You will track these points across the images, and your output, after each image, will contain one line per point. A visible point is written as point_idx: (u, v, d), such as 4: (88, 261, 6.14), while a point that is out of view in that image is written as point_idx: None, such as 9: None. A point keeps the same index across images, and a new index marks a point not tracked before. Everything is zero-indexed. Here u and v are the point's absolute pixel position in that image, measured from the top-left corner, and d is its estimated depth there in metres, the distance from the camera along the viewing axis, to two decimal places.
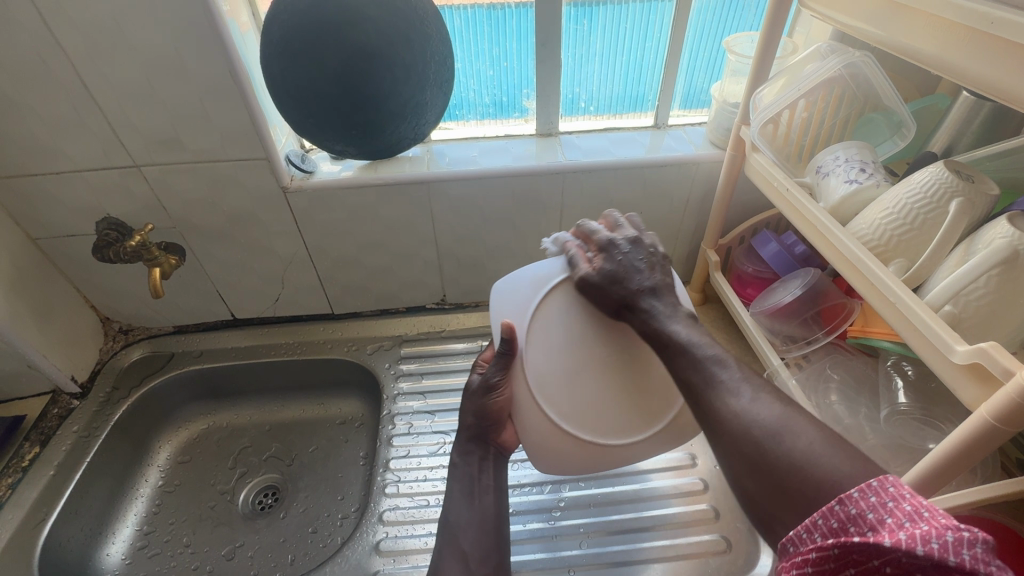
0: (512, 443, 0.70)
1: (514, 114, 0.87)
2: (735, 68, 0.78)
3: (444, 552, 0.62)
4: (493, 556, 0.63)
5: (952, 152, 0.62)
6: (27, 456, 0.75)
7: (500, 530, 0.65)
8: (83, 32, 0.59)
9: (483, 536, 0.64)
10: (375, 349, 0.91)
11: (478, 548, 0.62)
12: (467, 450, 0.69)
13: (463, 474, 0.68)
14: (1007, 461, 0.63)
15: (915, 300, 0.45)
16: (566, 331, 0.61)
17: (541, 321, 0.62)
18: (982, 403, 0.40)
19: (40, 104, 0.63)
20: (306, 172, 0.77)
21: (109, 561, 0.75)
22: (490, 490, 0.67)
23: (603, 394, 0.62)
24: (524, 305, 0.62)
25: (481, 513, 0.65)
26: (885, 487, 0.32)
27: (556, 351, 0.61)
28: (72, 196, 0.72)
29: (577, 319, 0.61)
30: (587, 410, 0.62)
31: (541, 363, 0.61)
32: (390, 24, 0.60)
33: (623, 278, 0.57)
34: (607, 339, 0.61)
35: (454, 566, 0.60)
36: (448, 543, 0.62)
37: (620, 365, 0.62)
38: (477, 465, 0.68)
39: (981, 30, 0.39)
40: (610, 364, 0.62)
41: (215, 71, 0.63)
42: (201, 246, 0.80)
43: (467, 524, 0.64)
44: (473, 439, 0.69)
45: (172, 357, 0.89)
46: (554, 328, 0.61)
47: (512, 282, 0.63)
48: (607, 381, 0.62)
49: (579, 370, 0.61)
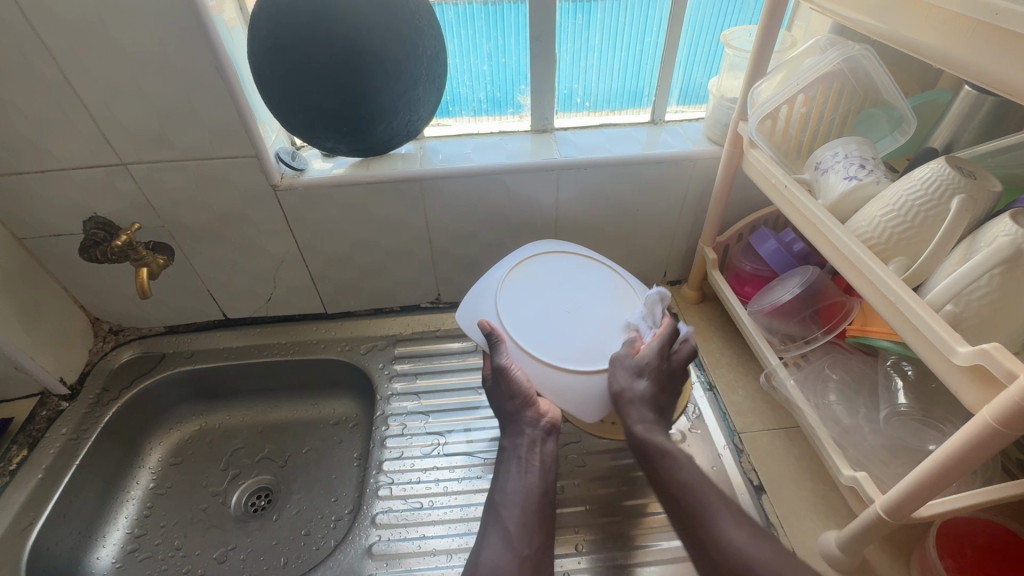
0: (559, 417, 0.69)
1: (508, 111, 0.85)
2: (733, 63, 0.76)
3: (488, 531, 0.61)
4: (538, 536, 0.60)
5: (953, 147, 0.61)
6: (15, 459, 0.74)
7: (546, 508, 0.63)
8: (65, 27, 0.57)
9: (527, 515, 0.61)
10: (369, 348, 0.90)
11: (520, 527, 0.60)
12: (514, 432, 0.67)
13: (511, 456, 0.66)
14: (1009, 462, 0.62)
15: (915, 299, 0.44)
16: (528, 310, 0.69)
17: (509, 312, 0.68)
18: (985, 406, 0.39)
19: (23, 102, 0.62)
20: (296, 170, 0.75)
21: (99, 565, 0.74)
22: (536, 470, 0.65)
23: (591, 332, 0.68)
24: (486, 314, 0.69)
25: (528, 491, 0.63)
26: None
27: (534, 327, 0.67)
28: (58, 195, 0.71)
29: (529, 302, 0.70)
30: (586, 349, 0.67)
31: (526, 339, 0.66)
32: (381, 21, 0.59)
33: (638, 379, 0.64)
34: (562, 302, 0.70)
35: (497, 545, 0.59)
36: (493, 523, 0.62)
37: (583, 309, 0.70)
38: (523, 446, 0.66)
39: (984, 21, 0.38)
40: (575, 313, 0.70)
41: (201, 67, 0.62)
42: (191, 246, 0.79)
43: (511, 501, 0.63)
44: (519, 419, 0.68)
45: (164, 357, 0.88)
46: (519, 313, 0.68)
47: (470, 306, 0.70)
48: (587, 322, 0.69)
49: (560, 330, 0.68)
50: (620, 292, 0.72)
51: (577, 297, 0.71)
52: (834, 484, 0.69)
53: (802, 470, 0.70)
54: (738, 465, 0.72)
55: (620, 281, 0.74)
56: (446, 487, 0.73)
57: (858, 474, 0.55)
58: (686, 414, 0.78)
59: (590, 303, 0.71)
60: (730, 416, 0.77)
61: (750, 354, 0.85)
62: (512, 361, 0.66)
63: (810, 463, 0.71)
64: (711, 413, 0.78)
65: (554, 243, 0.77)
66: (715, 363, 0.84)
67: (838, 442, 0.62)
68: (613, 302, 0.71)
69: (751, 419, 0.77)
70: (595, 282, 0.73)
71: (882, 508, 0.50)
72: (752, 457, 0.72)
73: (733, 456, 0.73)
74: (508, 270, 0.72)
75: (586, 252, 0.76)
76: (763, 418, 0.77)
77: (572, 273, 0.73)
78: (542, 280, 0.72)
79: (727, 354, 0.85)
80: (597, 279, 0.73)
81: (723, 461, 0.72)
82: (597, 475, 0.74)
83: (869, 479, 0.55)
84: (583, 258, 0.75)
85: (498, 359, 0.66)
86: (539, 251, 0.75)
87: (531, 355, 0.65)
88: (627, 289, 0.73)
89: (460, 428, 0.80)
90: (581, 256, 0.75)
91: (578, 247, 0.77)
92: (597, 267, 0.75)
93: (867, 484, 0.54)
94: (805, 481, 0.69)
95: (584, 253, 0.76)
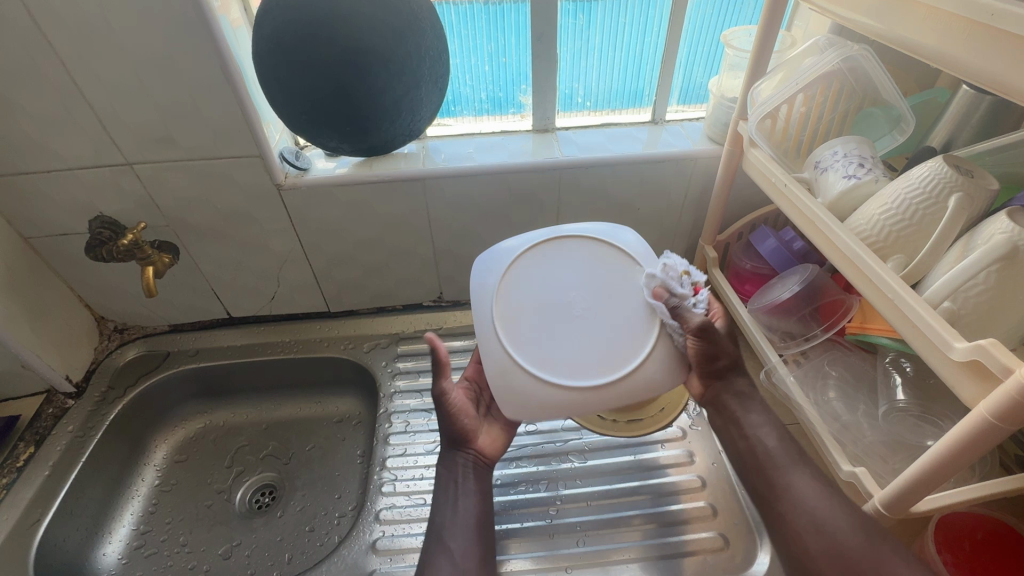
0: (494, 451, 0.69)
1: (509, 110, 0.86)
2: (733, 62, 0.77)
3: (431, 553, 0.59)
4: (478, 558, 0.59)
5: (951, 146, 0.62)
6: (22, 456, 0.75)
7: (484, 533, 0.62)
8: (73, 29, 0.58)
9: (467, 538, 0.60)
10: (372, 347, 0.90)
11: (464, 549, 0.59)
12: (449, 457, 0.66)
13: (446, 481, 0.65)
14: (1006, 457, 0.63)
15: (913, 296, 0.45)
16: (555, 348, 0.60)
17: (545, 366, 0.59)
18: (981, 401, 0.39)
19: (30, 103, 0.63)
20: (299, 170, 0.76)
21: (105, 561, 0.74)
22: (473, 494, 0.64)
23: (608, 321, 0.62)
24: (535, 396, 0.58)
25: (467, 515, 0.62)
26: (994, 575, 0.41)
27: (575, 360, 0.60)
28: (65, 195, 0.72)
29: (548, 345, 0.60)
30: (616, 332, 0.61)
31: (582, 374, 0.59)
32: (385, 21, 0.60)
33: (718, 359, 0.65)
34: (565, 316, 0.62)
35: (442, 566, 0.57)
36: (436, 545, 0.59)
37: (581, 304, 0.62)
38: (459, 470, 0.65)
39: (981, 22, 0.39)
40: (582, 316, 0.62)
41: (207, 69, 0.63)
42: (195, 245, 0.80)
43: (452, 523, 0.61)
44: (452, 445, 0.67)
45: (168, 356, 0.88)
46: (551, 358, 0.60)
47: (502, 396, 0.59)
48: (599, 307, 0.62)
49: (590, 344, 0.61)
50: (591, 247, 0.66)
51: (569, 299, 0.63)
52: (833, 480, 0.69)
53: None
54: None
55: (580, 240, 0.66)
56: None
57: (857, 469, 0.56)
58: (686, 411, 0.80)
59: (585, 297, 0.63)
60: None
61: (751, 352, 0.85)
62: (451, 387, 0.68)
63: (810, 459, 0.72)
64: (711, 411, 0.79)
65: (484, 259, 0.66)
66: None
67: (838, 438, 0.63)
68: (596, 267, 0.65)
69: None
70: (562, 270, 0.64)
71: (880, 502, 0.51)
72: None
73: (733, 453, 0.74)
74: (501, 332, 0.60)
75: (524, 244, 0.66)
76: None
77: (539, 279, 0.64)
78: (531, 311, 0.62)
79: None
80: (556, 255, 0.65)
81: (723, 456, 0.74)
82: (599, 470, 0.75)
83: (869, 474, 0.56)
84: (528, 250, 0.65)
85: (439, 385, 0.67)
86: (491, 281, 0.64)
87: (598, 378, 0.59)
88: (595, 244, 0.66)
89: None
90: (529, 245, 0.65)
91: (513, 243, 0.66)
92: (545, 248, 0.66)
93: (866, 479, 0.55)
94: None
95: (520, 248, 0.65)
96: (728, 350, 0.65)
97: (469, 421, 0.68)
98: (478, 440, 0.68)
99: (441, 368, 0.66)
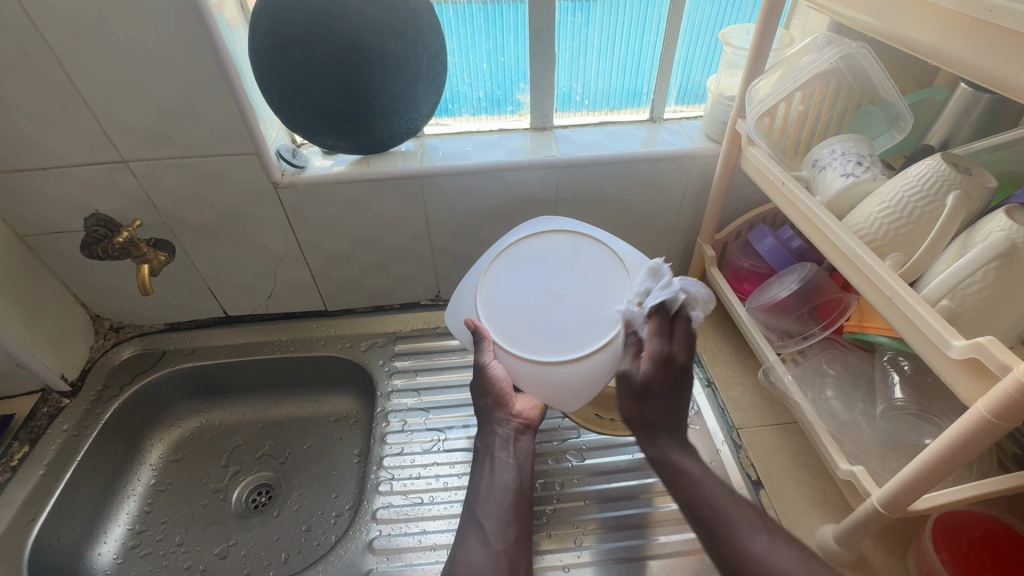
0: (535, 416, 0.69)
1: (508, 109, 0.86)
2: (732, 60, 0.77)
3: (466, 532, 0.60)
4: (514, 532, 0.60)
5: (949, 144, 0.62)
6: (16, 456, 0.74)
7: (520, 506, 0.62)
8: (68, 26, 0.58)
9: (503, 512, 0.61)
10: (369, 345, 0.90)
11: (497, 526, 0.60)
12: (486, 430, 0.67)
13: (484, 456, 0.66)
14: (1004, 456, 0.63)
15: (910, 293, 0.45)
16: (563, 330, 0.65)
17: (562, 347, 0.64)
18: (979, 399, 0.39)
19: (25, 100, 0.62)
20: (296, 167, 0.75)
21: (100, 561, 0.74)
22: (510, 467, 0.65)
23: (583, 285, 0.68)
24: (572, 373, 0.63)
25: (500, 490, 0.63)
26: None
27: (580, 328, 0.65)
28: (60, 193, 0.71)
29: (556, 336, 0.65)
30: (594, 289, 0.67)
31: (593, 334, 0.64)
32: (382, 18, 0.59)
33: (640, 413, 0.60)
34: (549, 304, 0.67)
35: (474, 544, 0.58)
36: (469, 523, 0.61)
37: (552, 286, 0.68)
38: (496, 444, 0.66)
39: (980, 19, 0.39)
40: (562, 296, 0.67)
41: (203, 66, 0.62)
42: (191, 243, 0.79)
43: (486, 499, 0.62)
44: (491, 418, 0.68)
45: (164, 355, 0.88)
46: (564, 336, 0.65)
47: (557, 396, 0.63)
48: (569, 283, 0.68)
49: (582, 310, 0.66)
50: (530, 244, 0.71)
51: (543, 291, 0.68)
52: (831, 479, 0.69)
53: (800, 465, 0.71)
54: (736, 460, 0.72)
55: (519, 244, 0.71)
56: (445, 482, 0.74)
57: (855, 468, 0.56)
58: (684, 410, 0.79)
59: (554, 282, 0.68)
60: (729, 412, 0.78)
61: (749, 351, 0.85)
62: (496, 357, 0.65)
63: (807, 459, 0.72)
64: (709, 411, 0.78)
65: (457, 300, 0.70)
66: (713, 360, 0.84)
67: (835, 436, 0.62)
68: (542, 255, 0.70)
69: (750, 415, 0.77)
70: (521, 272, 0.69)
71: (877, 501, 0.50)
72: (750, 452, 0.73)
73: (731, 452, 0.73)
74: (514, 349, 0.65)
75: (481, 272, 0.70)
76: (762, 414, 0.77)
77: (511, 294, 0.68)
78: (520, 318, 0.66)
79: (726, 351, 0.85)
80: (508, 266, 0.70)
81: (721, 456, 0.73)
82: (594, 471, 0.74)
83: (866, 472, 0.56)
84: (488, 276, 0.70)
85: (481, 356, 0.65)
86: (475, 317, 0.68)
87: (610, 328, 0.64)
88: (531, 241, 0.72)
89: (460, 424, 0.80)
90: (484, 265, 0.71)
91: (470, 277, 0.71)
92: (498, 267, 0.70)
93: (863, 478, 0.55)
94: (804, 476, 0.70)
95: (478, 279, 0.70)
96: (626, 411, 0.61)
97: (508, 388, 0.67)
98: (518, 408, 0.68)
99: (483, 341, 0.65)
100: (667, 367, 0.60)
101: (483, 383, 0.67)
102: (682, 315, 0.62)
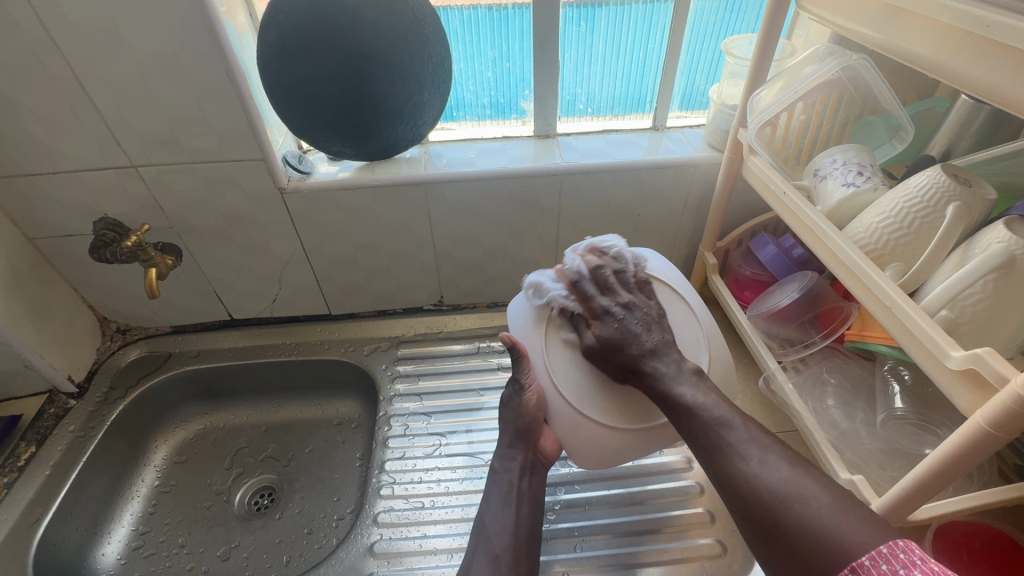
0: (553, 454, 0.70)
1: (511, 116, 0.86)
2: (733, 70, 0.77)
3: (476, 552, 0.61)
4: (524, 564, 0.60)
5: (949, 156, 0.62)
6: (23, 456, 0.75)
7: (532, 541, 0.63)
8: (81, 34, 0.59)
9: (515, 543, 0.61)
10: (372, 349, 0.91)
11: (510, 553, 0.60)
12: (507, 455, 0.68)
13: (500, 480, 0.67)
14: (1005, 467, 0.63)
15: (910, 304, 0.45)
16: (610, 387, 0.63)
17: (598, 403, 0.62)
18: (977, 409, 0.39)
19: (37, 106, 0.63)
20: (303, 173, 0.76)
21: (104, 561, 0.75)
22: (526, 498, 0.65)
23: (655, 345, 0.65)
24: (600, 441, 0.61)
25: (516, 520, 0.63)
26: (896, 555, 0.39)
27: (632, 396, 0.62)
28: (69, 196, 0.72)
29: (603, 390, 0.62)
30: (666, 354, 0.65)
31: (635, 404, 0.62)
32: (389, 27, 0.60)
33: (628, 344, 0.60)
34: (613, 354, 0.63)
35: (483, 567, 0.59)
36: (480, 545, 0.61)
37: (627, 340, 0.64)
38: (515, 472, 0.66)
39: (977, 33, 0.39)
40: None
41: (212, 72, 0.63)
42: (198, 246, 0.80)
43: (500, 526, 0.62)
44: (515, 445, 0.68)
45: (171, 357, 0.89)
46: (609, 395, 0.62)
47: (580, 451, 0.62)
48: None
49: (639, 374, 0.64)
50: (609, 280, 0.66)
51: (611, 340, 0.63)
52: None
53: None
54: None
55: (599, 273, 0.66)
56: (447, 487, 0.74)
57: (855, 476, 0.56)
58: None
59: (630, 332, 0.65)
60: None
61: (750, 359, 0.85)
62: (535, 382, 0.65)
63: None
64: None
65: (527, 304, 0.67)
66: None
67: (835, 445, 0.63)
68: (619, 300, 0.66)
69: None
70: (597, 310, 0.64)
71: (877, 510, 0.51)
72: None
73: None
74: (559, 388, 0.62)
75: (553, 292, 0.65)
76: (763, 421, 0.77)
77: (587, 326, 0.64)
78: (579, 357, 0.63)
79: None
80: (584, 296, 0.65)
81: None
82: (596, 478, 0.74)
83: (866, 481, 0.56)
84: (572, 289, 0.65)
85: (522, 375, 0.65)
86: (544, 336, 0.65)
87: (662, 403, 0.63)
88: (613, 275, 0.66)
89: (461, 429, 0.80)
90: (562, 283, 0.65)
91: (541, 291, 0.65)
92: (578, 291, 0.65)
93: (863, 487, 0.55)
94: None
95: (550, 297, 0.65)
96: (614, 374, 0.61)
97: (540, 420, 0.67)
98: (541, 444, 0.68)
99: (522, 362, 0.65)
100: (610, 319, 0.62)
101: (520, 405, 0.66)
102: (597, 272, 0.66)
